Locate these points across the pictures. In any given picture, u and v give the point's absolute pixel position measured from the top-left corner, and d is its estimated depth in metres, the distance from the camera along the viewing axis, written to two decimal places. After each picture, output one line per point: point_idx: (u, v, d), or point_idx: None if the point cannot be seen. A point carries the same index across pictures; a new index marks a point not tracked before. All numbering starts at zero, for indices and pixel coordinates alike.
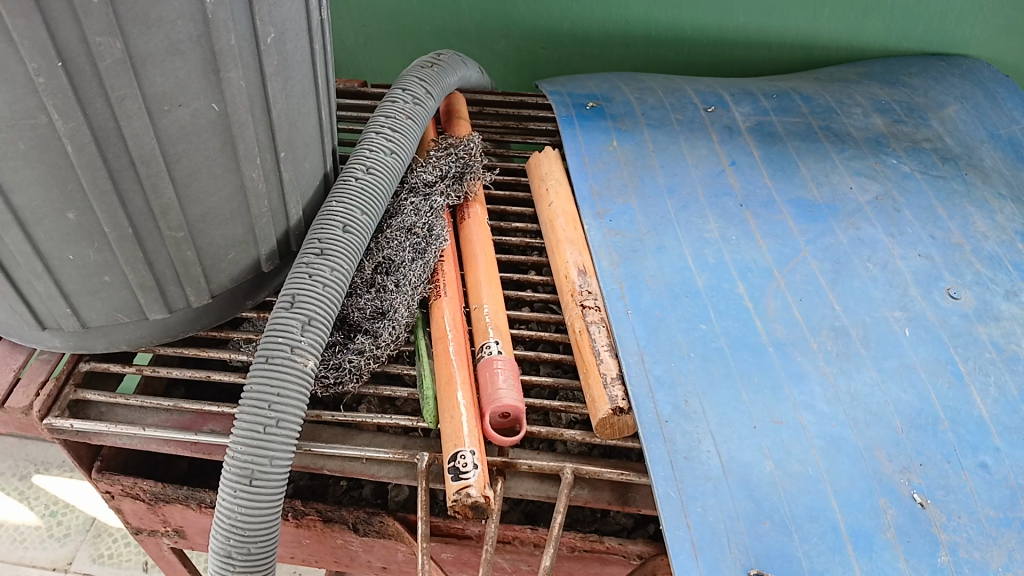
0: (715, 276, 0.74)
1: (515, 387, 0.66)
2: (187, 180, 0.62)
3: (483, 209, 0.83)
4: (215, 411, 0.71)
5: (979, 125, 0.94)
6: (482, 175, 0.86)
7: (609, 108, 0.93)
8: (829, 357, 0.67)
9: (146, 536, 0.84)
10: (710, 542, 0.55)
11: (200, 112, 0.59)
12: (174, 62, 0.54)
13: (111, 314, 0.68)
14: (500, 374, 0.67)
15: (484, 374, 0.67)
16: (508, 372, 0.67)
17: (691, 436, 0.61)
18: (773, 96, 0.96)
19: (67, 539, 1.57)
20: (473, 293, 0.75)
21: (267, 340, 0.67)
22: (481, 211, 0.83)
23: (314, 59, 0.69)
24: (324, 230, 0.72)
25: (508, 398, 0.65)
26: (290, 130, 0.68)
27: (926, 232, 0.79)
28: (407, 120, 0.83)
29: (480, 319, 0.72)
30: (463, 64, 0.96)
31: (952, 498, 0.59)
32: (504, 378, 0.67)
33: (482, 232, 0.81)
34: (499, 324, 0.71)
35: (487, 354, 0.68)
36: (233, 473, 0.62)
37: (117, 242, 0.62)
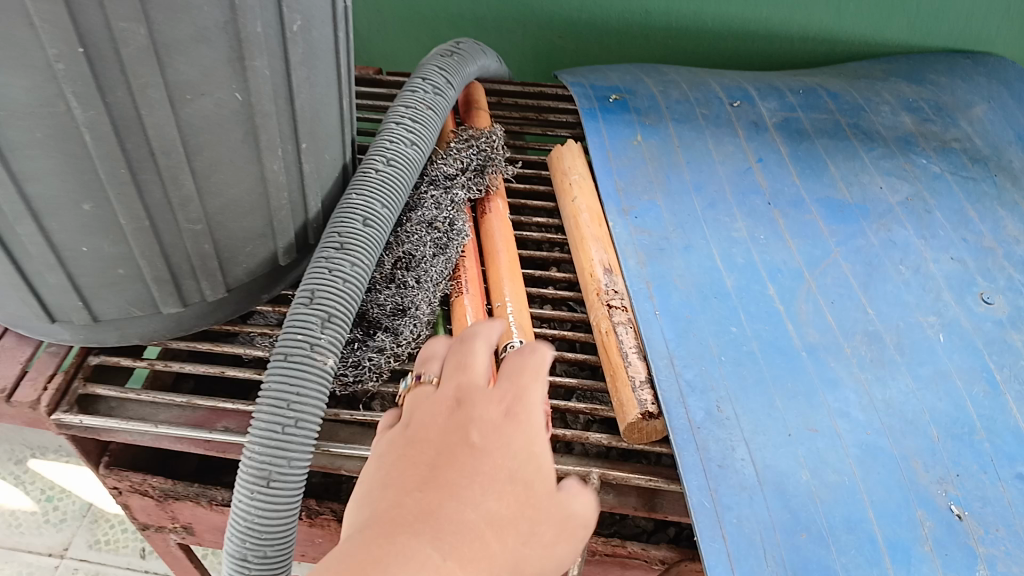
0: (744, 278, 0.72)
1: None
2: (208, 171, 0.60)
3: (504, 202, 0.82)
4: (229, 407, 0.69)
5: (1007, 125, 0.92)
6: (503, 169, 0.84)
7: (632, 102, 0.91)
8: (863, 363, 0.66)
9: (153, 532, 0.82)
10: (746, 553, 0.54)
11: (223, 102, 0.56)
12: (199, 50, 0.52)
13: (124, 307, 0.66)
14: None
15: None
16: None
17: (725, 443, 0.60)
18: (800, 92, 0.94)
19: (63, 524, 1.48)
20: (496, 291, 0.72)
21: (285, 337, 0.64)
22: (503, 205, 0.81)
23: (338, 47, 0.66)
24: (344, 223, 0.70)
25: None
26: (312, 121, 0.66)
27: (958, 235, 0.77)
28: (428, 111, 0.81)
29: (504, 317, 0.70)
30: (483, 52, 0.94)
31: (990, 510, 0.58)
32: None
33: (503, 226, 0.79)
34: (522, 323, 0.69)
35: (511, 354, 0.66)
36: (250, 474, 0.60)
37: (134, 234, 0.59)
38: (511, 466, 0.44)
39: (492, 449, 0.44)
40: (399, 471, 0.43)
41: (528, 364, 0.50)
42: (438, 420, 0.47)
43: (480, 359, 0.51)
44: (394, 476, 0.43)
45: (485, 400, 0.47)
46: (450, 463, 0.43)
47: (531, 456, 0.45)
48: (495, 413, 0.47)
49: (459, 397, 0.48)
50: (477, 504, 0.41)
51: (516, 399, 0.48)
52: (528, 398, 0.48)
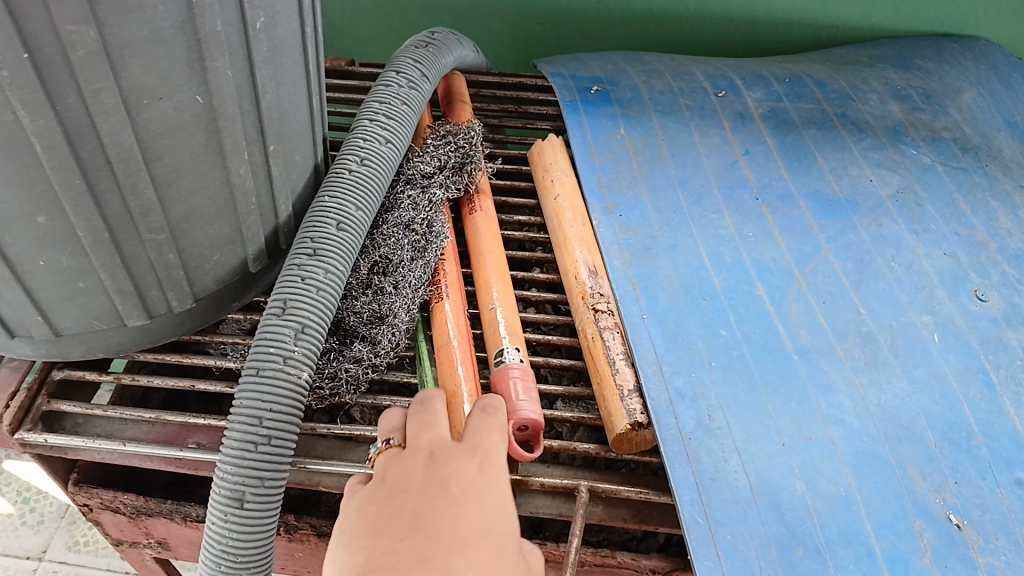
0: (732, 277, 0.70)
1: (535, 401, 0.60)
2: (170, 177, 0.56)
3: (490, 203, 0.79)
4: (200, 423, 0.66)
5: (997, 112, 0.90)
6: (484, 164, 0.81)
7: (615, 93, 0.88)
8: (856, 366, 0.64)
9: (127, 547, 0.79)
10: (741, 571, 0.52)
11: (183, 105, 0.53)
12: (155, 51, 0.49)
13: (87, 321, 0.63)
14: (516, 383, 0.61)
15: (499, 384, 0.62)
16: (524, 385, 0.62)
17: (717, 455, 0.58)
18: (786, 80, 0.91)
19: (41, 526, 1.44)
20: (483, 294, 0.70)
21: (257, 351, 0.61)
22: (489, 205, 0.79)
23: (306, 42, 0.63)
24: (316, 228, 0.66)
25: (529, 412, 0.59)
26: (280, 121, 0.62)
27: (950, 229, 0.75)
28: (403, 106, 0.77)
29: (493, 323, 0.67)
30: (459, 42, 0.91)
31: (989, 518, 0.56)
32: (522, 390, 0.61)
33: (488, 224, 0.76)
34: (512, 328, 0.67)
35: (504, 362, 0.63)
36: (222, 496, 0.57)
37: (93, 246, 0.56)
38: (491, 521, 0.46)
39: (473, 503, 0.47)
40: (385, 520, 0.46)
41: (497, 430, 0.52)
42: (415, 473, 0.49)
43: (443, 417, 0.53)
44: (378, 527, 0.45)
45: (457, 456, 0.50)
46: (432, 514, 0.45)
47: (505, 514, 0.47)
48: (469, 467, 0.49)
49: (433, 450, 0.50)
50: (461, 561, 0.43)
51: (486, 455, 0.50)
52: (494, 466, 0.50)
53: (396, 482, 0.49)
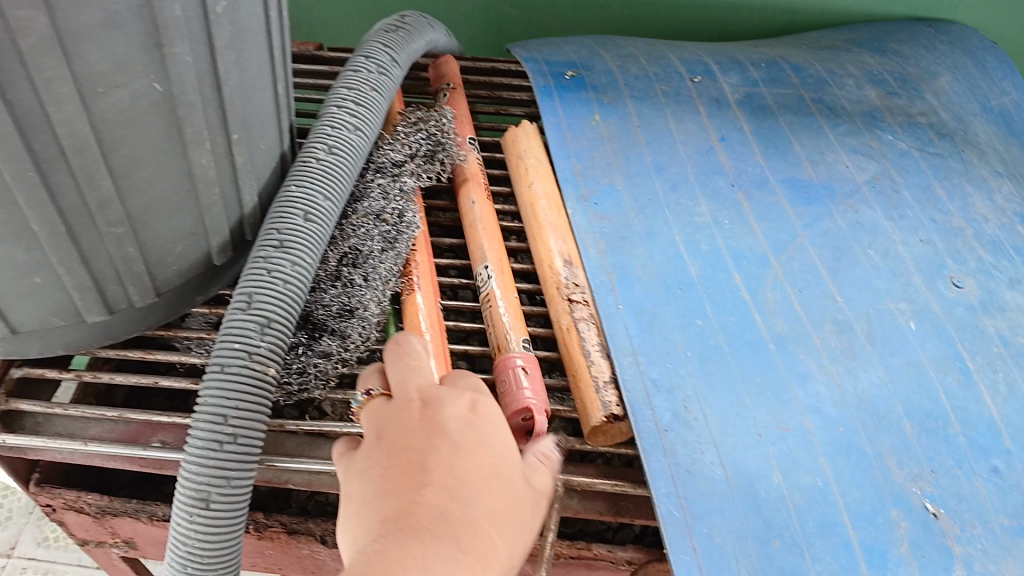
0: (709, 265, 0.69)
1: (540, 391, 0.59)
2: (128, 168, 0.54)
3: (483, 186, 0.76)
4: (165, 420, 0.64)
5: (972, 97, 0.90)
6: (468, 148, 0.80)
7: (589, 78, 0.86)
8: (833, 355, 0.63)
9: (93, 547, 0.77)
10: (718, 566, 0.51)
11: (141, 93, 0.51)
12: (110, 37, 0.46)
13: (45, 317, 0.61)
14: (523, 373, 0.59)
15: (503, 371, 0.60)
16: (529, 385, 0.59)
17: (694, 447, 0.57)
18: (762, 65, 0.90)
19: (9, 522, 1.41)
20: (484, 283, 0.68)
21: (221, 346, 0.60)
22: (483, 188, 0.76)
23: (270, 27, 0.61)
24: (282, 219, 0.65)
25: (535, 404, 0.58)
26: (244, 109, 0.60)
27: (927, 215, 0.75)
28: (372, 92, 0.75)
29: (493, 314, 0.65)
30: (429, 26, 0.89)
31: (966, 507, 0.56)
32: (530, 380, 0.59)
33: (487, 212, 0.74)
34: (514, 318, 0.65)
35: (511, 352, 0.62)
36: (187, 497, 0.56)
37: (49, 241, 0.54)
38: (495, 464, 0.50)
39: (474, 450, 0.49)
40: (393, 475, 0.48)
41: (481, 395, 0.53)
42: (414, 423, 0.51)
43: (427, 365, 0.55)
44: (390, 479, 0.48)
45: (451, 400, 0.52)
46: (441, 463, 0.48)
47: (505, 447, 0.51)
48: (464, 413, 0.51)
49: (424, 399, 0.52)
50: (470, 505, 0.47)
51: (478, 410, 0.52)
52: (489, 412, 0.52)
53: (395, 437, 0.50)
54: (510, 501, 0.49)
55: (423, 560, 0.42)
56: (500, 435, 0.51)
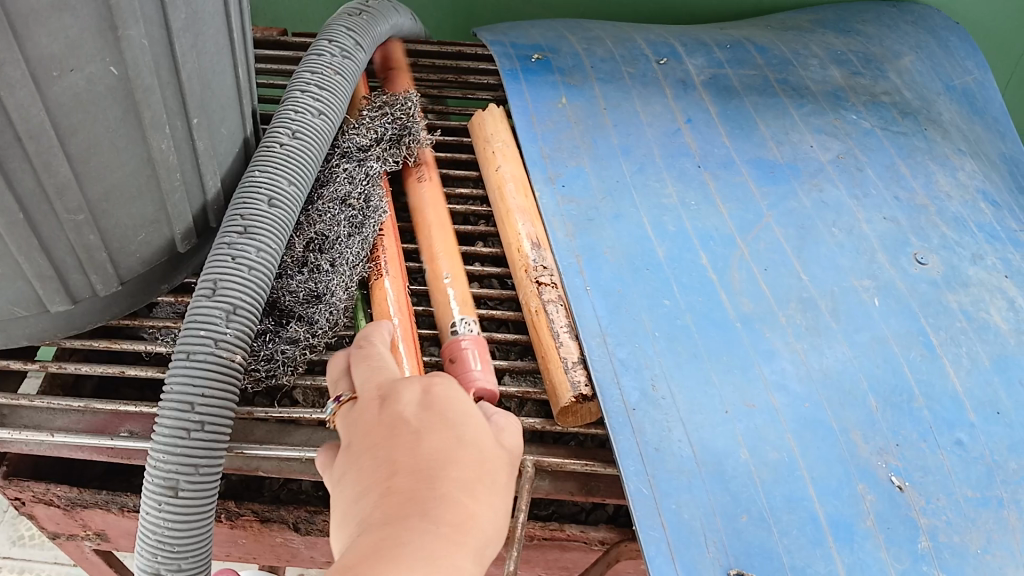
0: (676, 246, 0.69)
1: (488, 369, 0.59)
2: (86, 154, 0.54)
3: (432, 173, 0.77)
4: (132, 410, 0.64)
5: (935, 76, 0.91)
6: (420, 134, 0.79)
7: (555, 61, 0.86)
8: (799, 332, 0.64)
9: (64, 540, 0.76)
10: (687, 542, 0.52)
11: (95, 76, 0.50)
12: (60, 19, 0.46)
13: (6, 308, 0.60)
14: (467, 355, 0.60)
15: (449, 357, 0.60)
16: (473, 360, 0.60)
17: (661, 425, 0.57)
18: (727, 46, 0.91)
19: None
20: (432, 265, 0.68)
21: (186, 334, 0.59)
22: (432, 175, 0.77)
23: (227, 10, 0.60)
24: (247, 205, 0.64)
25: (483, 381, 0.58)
26: (203, 93, 0.60)
27: (890, 193, 0.76)
28: (336, 77, 0.75)
29: (442, 300, 0.66)
30: (394, 10, 0.88)
31: (931, 479, 0.57)
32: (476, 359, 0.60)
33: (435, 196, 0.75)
34: (463, 298, 0.66)
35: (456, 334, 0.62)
36: (156, 485, 0.55)
37: (6, 229, 0.53)
38: (462, 433, 0.49)
39: (435, 426, 0.48)
40: (365, 476, 0.47)
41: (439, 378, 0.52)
42: (375, 420, 0.50)
43: (389, 360, 0.55)
44: (362, 480, 0.47)
45: (404, 389, 0.51)
46: (407, 453, 0.47)
47: (466, 416, 0.50)
48: (418, 397, 0.50)
49: (383, 395, 0.51)
50: (442, 475, 0.46)
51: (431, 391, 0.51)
52: (443, 392, 0.51)
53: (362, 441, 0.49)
54: (484, 464, 0.48)
55: (395, 537, 0.41)
56: (459, 406, 0.50)
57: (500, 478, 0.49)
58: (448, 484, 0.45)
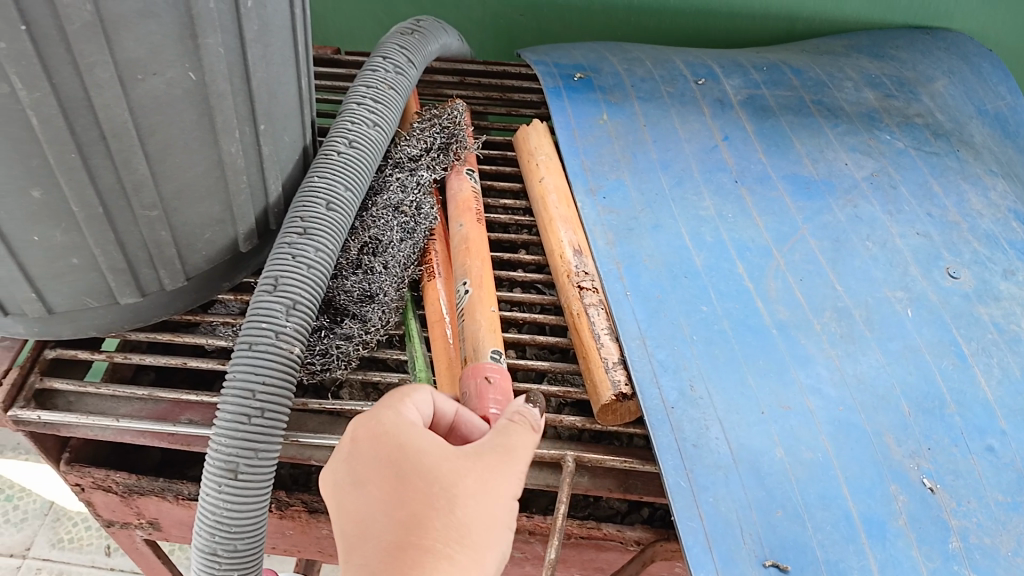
0: (713, 256, 0.72)
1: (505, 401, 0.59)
2: (162, 154, 0.57)
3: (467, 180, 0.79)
4: (193, 399, 0.68)
5: (968, 100, 0.93)
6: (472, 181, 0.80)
7: (597, 80, 0.90)
8: (833, 339, 0.66)
9: (118, 529, 0.80)
10: (723, 533, 0.54)
11: (175, 81, 0.54)
12: (147, 26, 0.49)
13: (79, 298, 0.64)
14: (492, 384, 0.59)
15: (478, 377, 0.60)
16: (498, 391, 0.59)
17: (699, 423, 0.60)
18: (764, 69, 0.94)
19: (25, 524, 1.43)
20: (476, 297, 0.67)
21: (249, 326, 0.62)
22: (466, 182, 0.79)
23: (295, 24, 0.63)
24: (306, 208, 0.68)
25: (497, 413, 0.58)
26: (270, 101, 0.63)
27: (923, 210, 0.78)
28: (390, 91, 0.79)
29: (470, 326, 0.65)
30: (444, 30, 0.92)
31: (962, 483, 0.58)
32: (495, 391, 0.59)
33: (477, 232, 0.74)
34: (503, 338, 0.64)
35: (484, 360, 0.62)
36: (217, 467, 0.58)
37: (86, 222, 0.57)
38: (408, 469, 0.49)
39: (380, 468, 0.49)
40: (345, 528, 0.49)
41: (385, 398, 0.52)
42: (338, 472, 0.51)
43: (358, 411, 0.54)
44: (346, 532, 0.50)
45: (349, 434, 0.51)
46: (360, 509, 0.49)
47: (416, 443, 0.49)
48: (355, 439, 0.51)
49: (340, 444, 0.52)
50: (388, 523, 0.47)
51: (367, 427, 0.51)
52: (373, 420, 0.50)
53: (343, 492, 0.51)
54: (439, 493, 0.48)
55: None
56: (404, 434, 0.49)
57: (467, 485, 0.49)
58: (392, 534, 0.47)
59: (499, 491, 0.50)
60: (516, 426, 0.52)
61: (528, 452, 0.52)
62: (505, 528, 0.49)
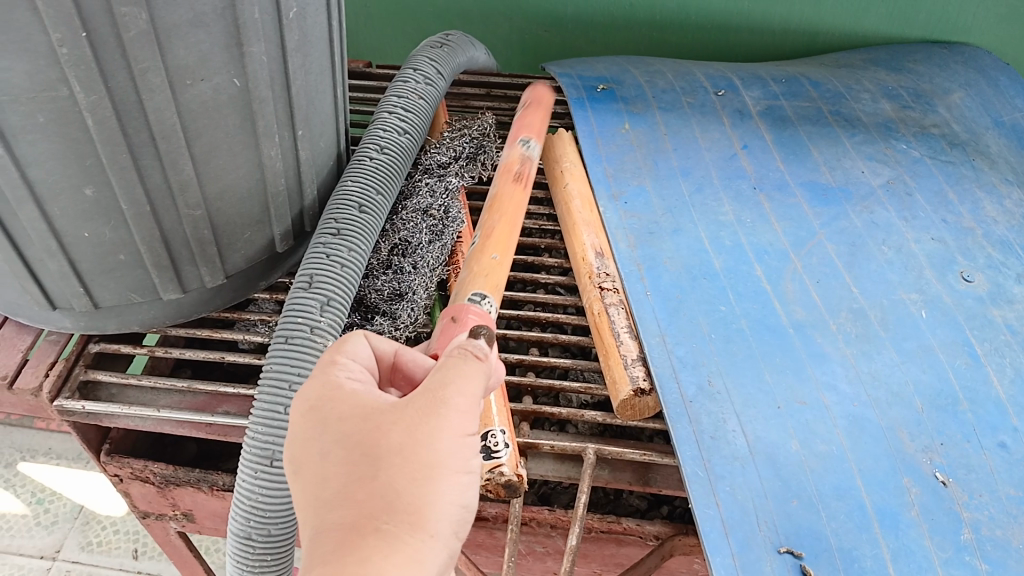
0: (732, 258, 0.74)
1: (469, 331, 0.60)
2: (207, 156, 0.60)
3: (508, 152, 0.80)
4: (230, 392, 0.71)
5: (984, 112, 0.95)
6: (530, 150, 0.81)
7: (620, 91, 0.93)
8: (849, 339, 0.68)
9: (153, 521, 0.83)
10: (740, 520, 0.56)
11: (221, 87, 0.57)
12: (197, 35, 0.52)
13: (124, 294, 0.67)
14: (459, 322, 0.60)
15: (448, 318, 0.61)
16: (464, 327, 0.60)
17: (717, 416, 0.62)
18: (783, 81, 0.96)
19: (54, 527, 1.46)
20: (478, 244, 0.70)
21: (285, 321, 0.65)
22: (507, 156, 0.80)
23: (332, 35, 0.67)
24: (340, 210, 0.71)
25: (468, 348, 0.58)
26: (308, 108, 0.67)
27: (938, 216, 0.79)
28: (420, 100, 0.82)
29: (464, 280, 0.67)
30: (472, 44, 0.95)
31: (974, 477, 0.59)
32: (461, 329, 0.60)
33: (517, 197, 0.76)
34: (493, 278, 0.67)
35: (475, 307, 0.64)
36: (254, 454, 0.61)
37: (134, 219, 0.60)
38: (332, 435, 0.44)
39: (312, 444, 0.44)
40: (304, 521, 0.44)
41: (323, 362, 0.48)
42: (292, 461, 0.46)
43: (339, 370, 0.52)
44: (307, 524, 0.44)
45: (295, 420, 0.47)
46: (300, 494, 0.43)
47: (340, 408, 0.44)
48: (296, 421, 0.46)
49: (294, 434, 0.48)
50: (321, 501, 0.42)
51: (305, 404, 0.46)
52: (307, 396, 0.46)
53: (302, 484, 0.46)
54: (364, 456, 0.42)
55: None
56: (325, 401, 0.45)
57: (396, 438, 0.42)
58: (327, 511, 0.41)
59: (437, 437, 0.43)
60: (447, 360, 0.45)
61: (466, 385, 0.44)
62: (455, 475, 0.43)
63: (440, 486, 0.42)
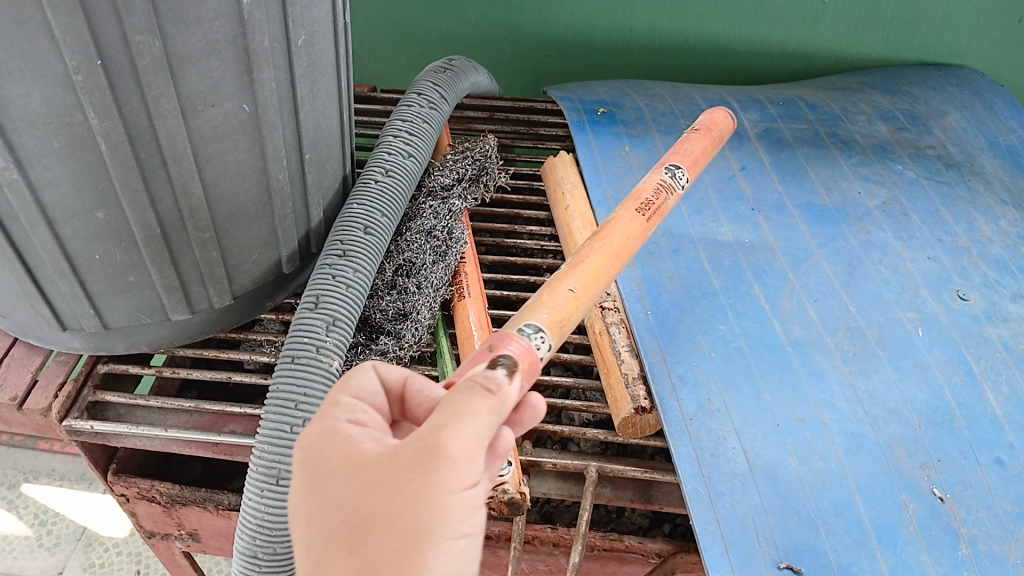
0: (731, 278, 0.75)
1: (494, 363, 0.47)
2: (216, 180, 0.62)
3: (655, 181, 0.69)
4: (236, 412, 0.72)
5: (979, 133, 0.96)
6: (677, 179, 0.70)
7: (619, 114, 0.94)
8: (847, 358, 0.69)
9: (158, 540, 0.83)
10: (740, 536, 0.57)
11: (231, 113, 0.58)
12: (209, 62, 0.54)
13: (134, 314, 0.68)
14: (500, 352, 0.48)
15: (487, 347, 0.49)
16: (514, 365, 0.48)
17: (717, 433, 0.62)
18: (780, 104, 0.98)
19: (57, 548, 1.46)
20: (565, 269, 0.58)
21: (292, 341, 0.67)
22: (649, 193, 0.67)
23: (339, 62, 0.68)
24: (345, 232, 0.72)
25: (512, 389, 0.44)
26: (315, 132, 0.68)
27: (934, 236, 0.81)
28: (424, 124, 0.83)
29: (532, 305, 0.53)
30: (475, 69, 0.97)
31: (971, 493, 0.60)
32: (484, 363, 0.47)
33: (636, 230, 0.63)
34: (561, 314, 0.53)
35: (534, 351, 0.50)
36: (260, 473, 0.62)
37: (145, 241, 0.61)
38: (326, 494, 0.40)
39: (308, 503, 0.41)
40: None
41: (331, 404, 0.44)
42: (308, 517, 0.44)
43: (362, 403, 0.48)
44: None
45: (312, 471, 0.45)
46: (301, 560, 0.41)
47: (331, 461, 0.41)
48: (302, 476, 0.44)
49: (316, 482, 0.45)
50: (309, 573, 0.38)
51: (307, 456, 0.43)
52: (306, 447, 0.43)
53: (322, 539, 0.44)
54: (351, 522, 0.39)
55: None
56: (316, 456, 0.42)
57: (380, 500, 0.38)
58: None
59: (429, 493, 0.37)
60: (452, 399, 0.40)
61: (469, 426, 0.39)
62: (449, 539, 0.37)
63: (428, 554, 0.36)
